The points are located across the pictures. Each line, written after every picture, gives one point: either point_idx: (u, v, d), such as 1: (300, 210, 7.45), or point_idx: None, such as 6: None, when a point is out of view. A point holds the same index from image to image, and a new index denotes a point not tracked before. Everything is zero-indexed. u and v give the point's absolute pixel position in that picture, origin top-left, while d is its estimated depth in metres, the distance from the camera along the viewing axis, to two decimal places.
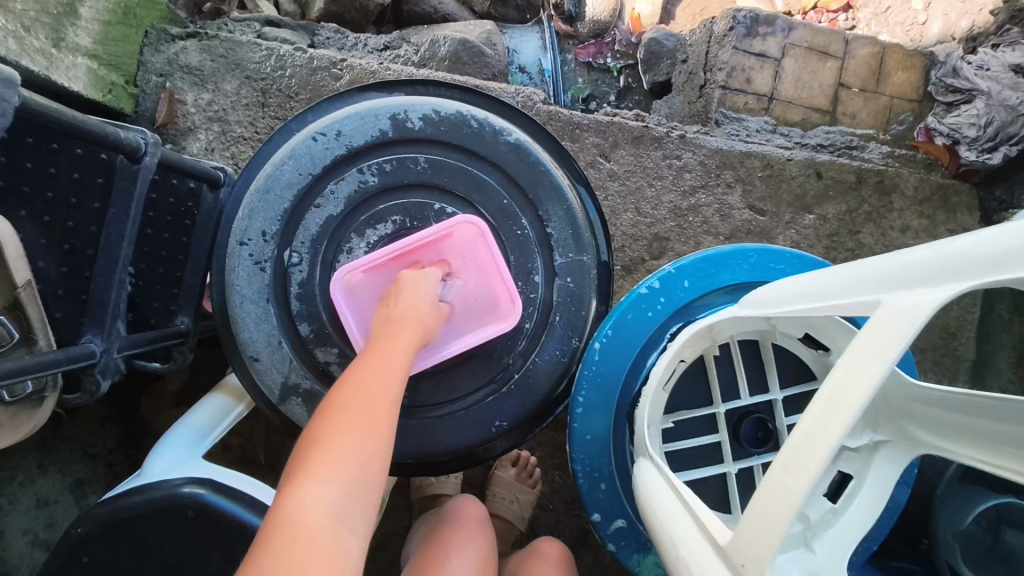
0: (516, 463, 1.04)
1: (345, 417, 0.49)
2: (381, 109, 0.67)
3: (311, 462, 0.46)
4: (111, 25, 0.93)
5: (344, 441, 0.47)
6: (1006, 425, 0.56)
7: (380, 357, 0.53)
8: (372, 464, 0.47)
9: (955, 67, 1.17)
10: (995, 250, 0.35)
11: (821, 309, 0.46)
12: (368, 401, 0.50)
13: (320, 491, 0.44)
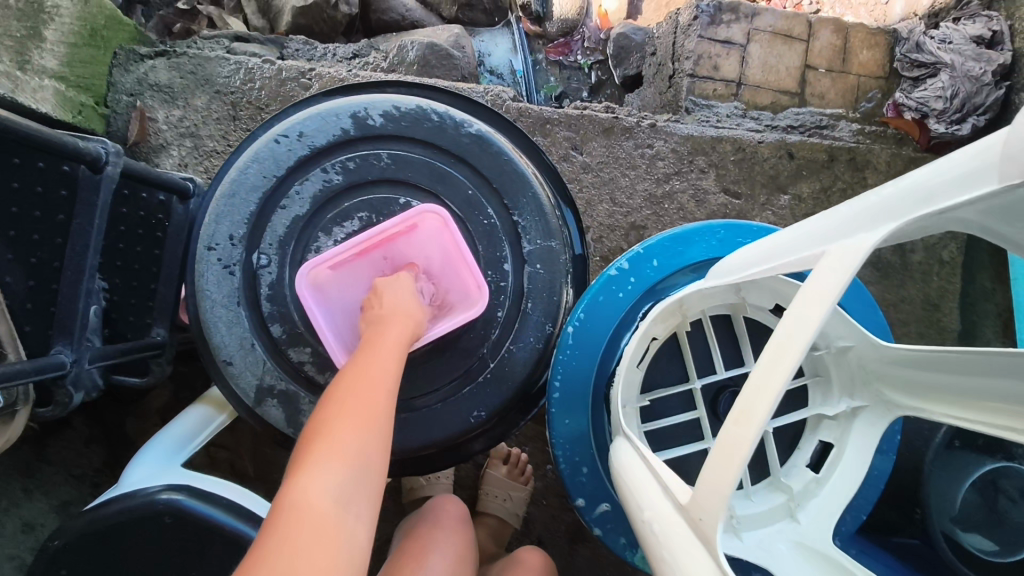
0: (508, 460, 1.04)
1: (346, 408, 0.49)
2: (342, 108, 0.68)
3: (314, 450, 0.46)
4: (78, 47, 0.94)
5: (346, 428, 0.48)
6: (977, 377, 0.56)
7: (376, 352, 0.55)
8: (373, 448, 0.48)
9: (918, 42, 1.18)
10: (930, 185, 0.35)
11: (773, 269, 0.46)
12: (369, 394, 0.51)
13: (323, 477, 0.44)
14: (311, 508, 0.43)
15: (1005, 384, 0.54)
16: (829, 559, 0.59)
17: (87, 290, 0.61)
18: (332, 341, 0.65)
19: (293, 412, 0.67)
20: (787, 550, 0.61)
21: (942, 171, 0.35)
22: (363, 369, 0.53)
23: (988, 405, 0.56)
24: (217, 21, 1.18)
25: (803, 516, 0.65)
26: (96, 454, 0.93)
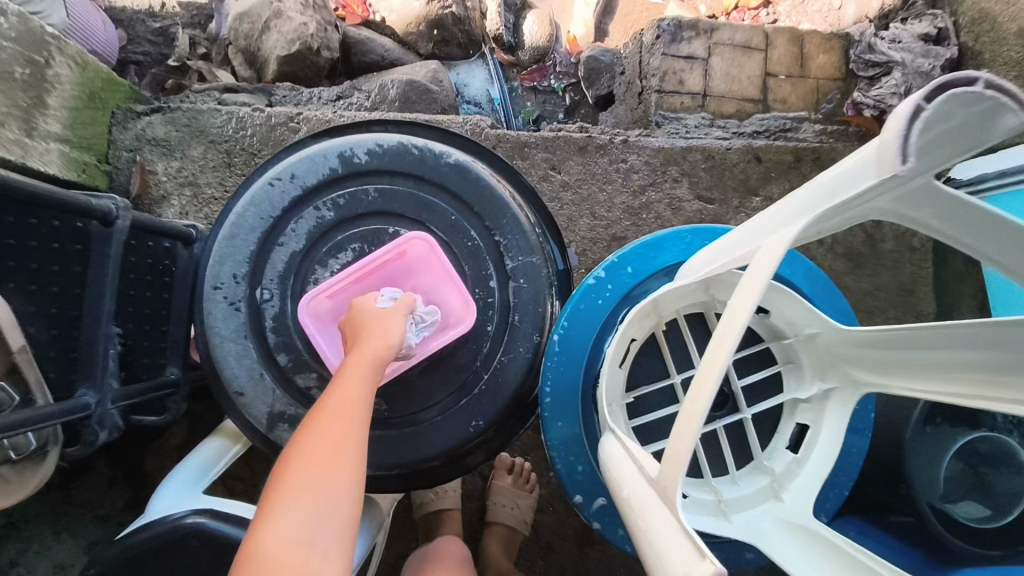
0: (513, 469, 1.08)
1: (306, 450, 0.54)
2: (329, 149, 0.74)
3: (276, 498, 0.51)
4: (79, 110, 1.00)
5: (305, 472, 0.52)
6: (931, 351, 0.60)
7: (341, 384, 0.58)
8: (335, 487, 0.52)
9: (871, 44, 1.24)
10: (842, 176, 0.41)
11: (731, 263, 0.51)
12: (330, 432, 0.55)
13: (283, 525, 0.49)
14: (274, 553, 0.48)
15: (950, 355, 0.59)
16: (810, 531, 0.64)
17: (107, 334, 0.66)
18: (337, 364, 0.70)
19: None
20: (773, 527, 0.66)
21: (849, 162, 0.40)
22: (326, 404, 0.57)
23: (943, 376, 0.60)
24: (208, 74, 1.25)
25: (786, 496, 0.69)
26: (118, 494, 0.97)
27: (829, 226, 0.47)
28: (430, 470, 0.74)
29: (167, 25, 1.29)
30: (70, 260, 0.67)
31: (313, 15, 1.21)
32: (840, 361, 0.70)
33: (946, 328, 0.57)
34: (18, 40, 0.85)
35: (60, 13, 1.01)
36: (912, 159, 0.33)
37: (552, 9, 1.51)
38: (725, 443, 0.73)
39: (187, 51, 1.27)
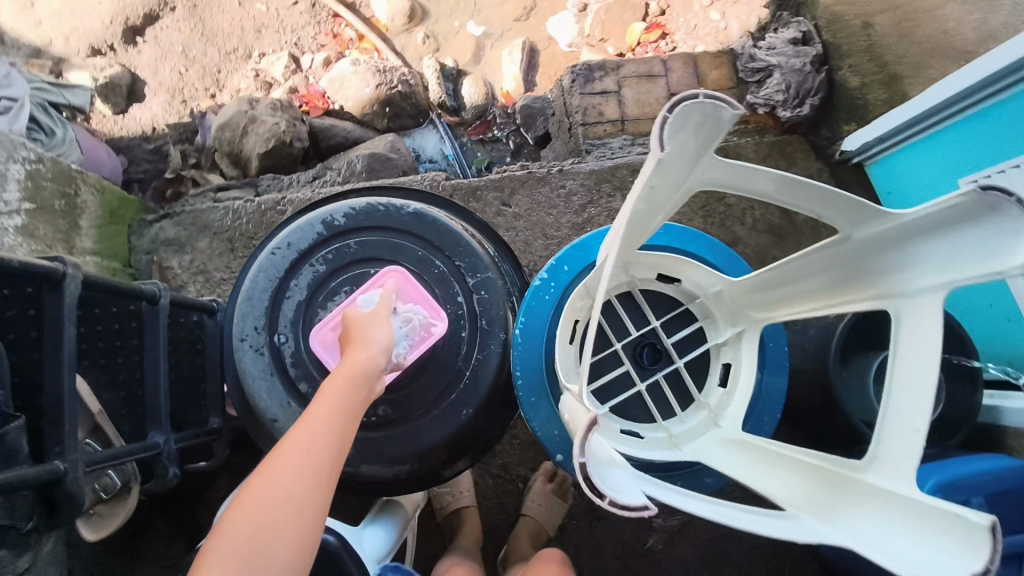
0: (554, 478, 1.22)
1: (288, 450, 0.64)
2: (314, 218, 0.93)
3: (232, 519, 0.60)
4: (104, 227, 1.20)
5: (259, 501, 0.61)
6: (795, 282, 0.79)
7: (312, 424, 0.67)
8: (284, 516, 0.60)
9: (751, 54, 1.48)
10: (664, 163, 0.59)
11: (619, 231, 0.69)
12: (318, 446, 0.66)
13: (231, 544, 0.58)
14: (238, 539, 0.58)
15: (807, 281, 0.77)
16: (745, 443, 0.81)
17: (165, 388, 0.84)
18: None
19: None
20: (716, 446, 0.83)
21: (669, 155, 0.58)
22: (296, 439, 0.66)
23: (807, 299, 0.78)
24: (200, 179, 1.45)
25: (723, 422, 0.87)
26: (180, 543, 1.12)
27: (667, 195, 0.66)
28: (437, 457, 0.92)
29: (160, 145, 1.49)
30: (130, 335, 0.84)
31: (282, 115, 1.43)
32: (740, 306, 0.89)
33: (798, 261, 0.75)
34: (53, 179, 1.06)
35: (76, 153, 1.21)
36: (665, 148, 0.51)
37: (484, 72, 1.74)
38: (669, 390, 0.91)
39: (180, 163, 1.47)
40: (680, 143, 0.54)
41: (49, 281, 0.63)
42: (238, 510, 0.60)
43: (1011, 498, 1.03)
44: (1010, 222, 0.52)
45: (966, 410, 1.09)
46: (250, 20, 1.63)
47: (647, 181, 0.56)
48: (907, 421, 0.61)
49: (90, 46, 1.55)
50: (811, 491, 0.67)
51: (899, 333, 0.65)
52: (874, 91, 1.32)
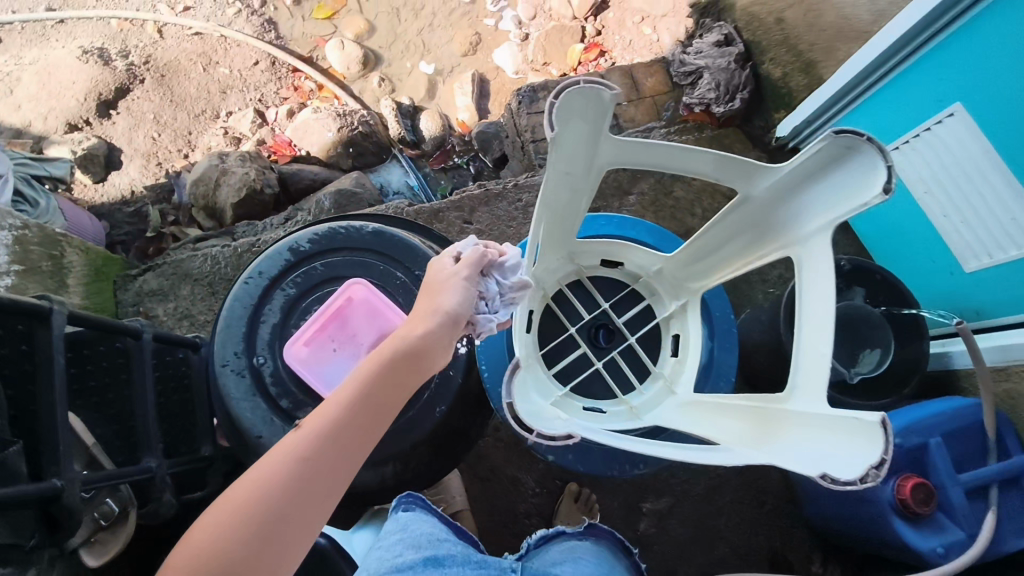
0: (578, 499, 1.28)
1: (293, 443, 0.63)
2: (280, 246, 1.00)
3: (225, 501, 0.59)
4: (91, 284, 1.28)
5: (250, 491, 0.59)
6: (718, 248, 0.87)
7: (327, 421, 0.65)
8: (268, 513, 0.59)
9: (681, 60, 1.58)
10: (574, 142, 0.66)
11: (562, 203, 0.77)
12: (321, 458, 0.63)
13: (214, 527, 0.58)
14: (221, 523, 0.58)
15: (727, 246, 0.85)
16: (696, 401, 0.88)
17: (154, 416, 0.89)
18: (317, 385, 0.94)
19: None
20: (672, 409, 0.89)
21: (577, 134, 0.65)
22: (306, 434, 0.64)
23: (729, 263, 0.86)
24: (179, 234, 1.53)
25: (677, 388, 0.93)
26: None
27: (581, 176, 0.73)
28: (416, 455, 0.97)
29: (140, 207, 1.59)
30: (117, 369, 0.90)
31: (251, 165, 1.53)
32: (678, 280, 0.97)
33: (715, 226, 0.83)
34: (40, 243, 1.14)
35: (59, 219, 1.30)
36: (556, 130, 0.60)
37: (439, 105, 1.85)
38: (626, 365, 0.98)
39: (160, 222, 1.55)
40: (571, 125, 0.63)
41: (38, 316, 0.69)
42: (229, 500, 0.59)
43: (964, 435, 1.09)
44: (867, 158, 0.61)
45: (915, 359, 1.16)
46: (215, 84, 1.74)
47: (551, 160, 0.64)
48: (814, 349, 0.68)
49: (67, 122, 1.62)
50: (746, 430, 0.73)
51: (803, 276, 0.72)
52: (795, 78, 1.45)
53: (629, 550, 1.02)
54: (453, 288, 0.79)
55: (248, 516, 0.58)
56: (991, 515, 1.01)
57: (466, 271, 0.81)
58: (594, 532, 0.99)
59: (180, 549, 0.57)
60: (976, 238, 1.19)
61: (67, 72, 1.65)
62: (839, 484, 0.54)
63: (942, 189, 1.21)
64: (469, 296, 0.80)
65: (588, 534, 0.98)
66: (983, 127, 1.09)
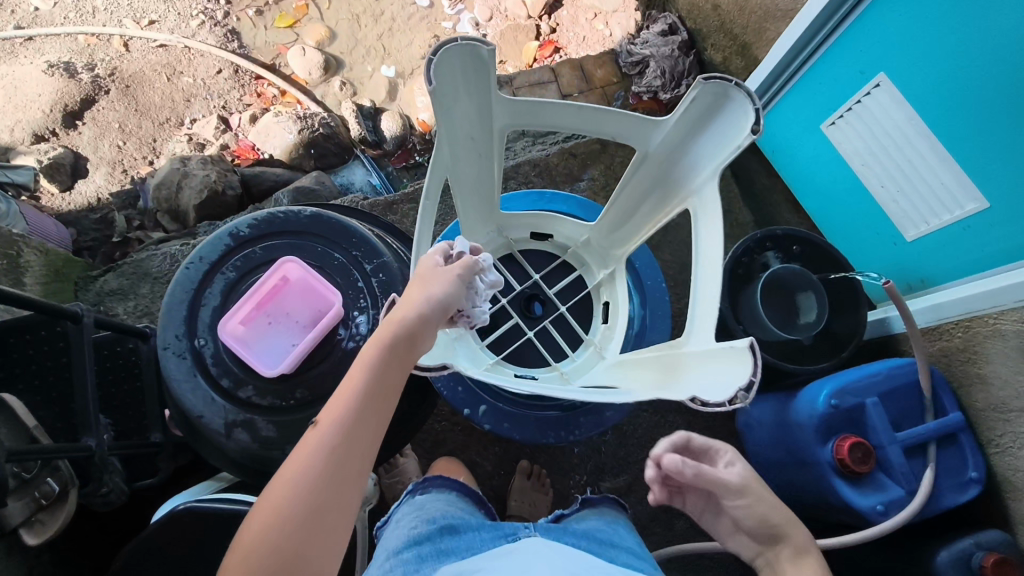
0: (531, 475, 1.29)
1: (317, 434, 0.61)
2: (221, 232, 1.03)
3: (260, 504, 0.58)
4: (49, 283, 1.30)
5: (282, 490, 0.58)
6: (633, 212, 0.90)
7: (342, 409, 0.63)
8: (304, 508, 0.57)
9: (629, 51, 1.64)
10: (462, 105, 0.70)
11: (471, 170, 0.81)
12: (345, 450, 0.60)
13: (255, 532, 0.56)
14: (262, 525, 0.56)
15: (641, 208, 0.88)
16: (621, 363, 0.91)
17: (95, 398, 0.90)
18: (252, 359, 0.97)
19: (253, 431, 0.96)
20: (600, 373, 0.92)
21: (464, 99, 0.70)
22: (324, 423, 0.61)
23: (643, 226, 0.90)
24: (144, 237, 1.56)
25: (607, 353, 0.96)
26: None
27: (482, 138, 0.77)
28: None
29: (105, 213, 1.61)
30: (60, 353, 0.92)
31: (212, 168, 1.57)
32: (603, 249, 1.00)
33: (625, 188, 0.86)
34: None
35: (20, 223, 1.33)
36: (437, 86, 0.64)
37: (400, 106, 1.88)
38: (560, 333, 1.00)
39: (125, 227, 1.59)
40: (454, 83, 0.66)
41: None
42: (265, 503, 0.58)
43: (901, 393, 1.10)
44: (739, 101, 0.65)
45: (853, 327, 1.19)
46: (180, 93, 1.80)
47: (441, 118, 0.67)
48: (708, 291, 0.71)
49: (33, 133, 1.67)
50: (654, 376, 0.75)
51: (699, 224, 0.75)
52: (734, 60, 1.54)
53: (623, 505, 1.03)
54: (440, 275, 0.75)
55: (285, 516, 0.56)
56: (928, 471, 1.02)
57: (460, 269, 0.79)
58: (589, 501, 1.00)
59: (227, 561, 0.56)
60: (911, 207, 1.21)
61: (34, 85, 1.71)
62: (708, 406, 0.57)
63: (876, 160, 1.24)
64: (460, 289, 0.77)
65: (584, 505, 0.99)
66: (906, 95, 1.13)
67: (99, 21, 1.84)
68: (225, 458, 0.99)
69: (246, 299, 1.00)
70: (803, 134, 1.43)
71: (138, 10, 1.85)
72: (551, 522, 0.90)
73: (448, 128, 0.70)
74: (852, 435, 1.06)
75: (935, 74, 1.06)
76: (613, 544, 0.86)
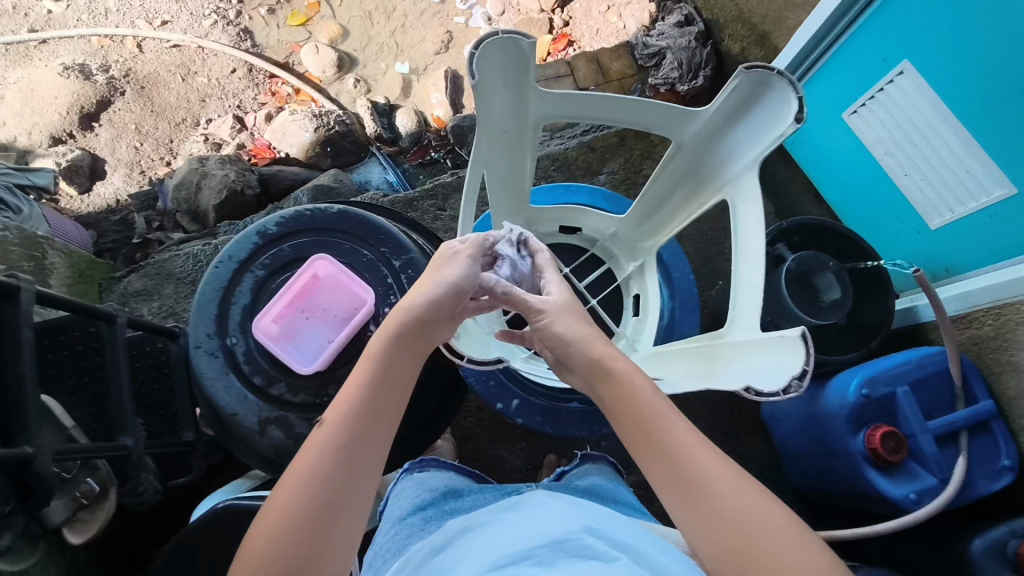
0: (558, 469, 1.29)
1: (326, 432, 0.61)
2: (249, 231, 1.03)
3: (269, 504, 0.58)
4: (74, 285, 1.31)
5: (290, 489, 0.58)
6: (662, 207, 0.90)
7: (349, 404, 0.63)
8: (313, 505, 0.57)
9: (644, 43, 1.63)
10: (497, 100, 0.69)
11: (503, 164, 0.81)
12: (355, 446, 0.61)
13: (265, 531, 0.56)
14: (270, 524, 0.56)
15: (671, 202, 0.88)
16: (655, 354, 0.90)
17: (129, 397, 0.91)
18: (286, 356, 0.98)
19: (288, 429, 0.96)
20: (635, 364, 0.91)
21: (500, 92, 0.69)
22: (332, 420, 0.62)
23: (673, 220, 0.89)
24: (164, 238, 1.55)
25: (639, 345, 0.96)
26: None
27: (516, 131, 0.76)
28: None
29: (125, 215, 1.61)
30: (93, 353, 0.93)
31: (230, 168, 1.57)
32: (631, 244, 1.00)
33: (655, 181, 0.86)
34: (21, 245, 1.17)
35: (43, 225, 1.33)
36: (479, 79, 0.63)
37: (414, 103, 1.88)
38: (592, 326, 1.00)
39: (145, 228, 1.58)
40: (494, 75, 0.66)
41: (7, 292, 0.71)
42: (274, 502, 0.58)
43: (931, 382, 1.10)
44: (782, 91, 0.64)
45: (881, 316, 1.19)
46: (195, 93, 1.80)
47: (481, 110, 0.67)
48: (748, 282, 0.71)
49: (51, 136, 1.68)
50: (694, 367, 0.75)
51: (736, 215, 0.74)
52: (753, 51, 1.54)
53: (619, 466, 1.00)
54: (452, 262, 0.77)
55: (295, 513, 0.56)
56: (961, 460, 1.02)
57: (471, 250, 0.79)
58: (585, 458, 0.97)
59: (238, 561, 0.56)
60: (937, 195, 1.20)
61: (50, 88, 1.72)
62: (764, 396, 0.57)
63: (899, 147, 1.23)
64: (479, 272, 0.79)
65: (583, 461, 0.97)
66: (931, 82, 1.12)
67: (112, 22, 1.84)
68: (258, 456, 0.99)
69: (278, 297, 1.00)
70: (825, 122, 1.42)
71: (150, 10, 1.85)
72: (550, 481, 0.89)
73: (484, 122, 0.69)
74: (884, 425, 1.06)
75: (960, 59, 1.06)
76: (614, 499, 0.84)
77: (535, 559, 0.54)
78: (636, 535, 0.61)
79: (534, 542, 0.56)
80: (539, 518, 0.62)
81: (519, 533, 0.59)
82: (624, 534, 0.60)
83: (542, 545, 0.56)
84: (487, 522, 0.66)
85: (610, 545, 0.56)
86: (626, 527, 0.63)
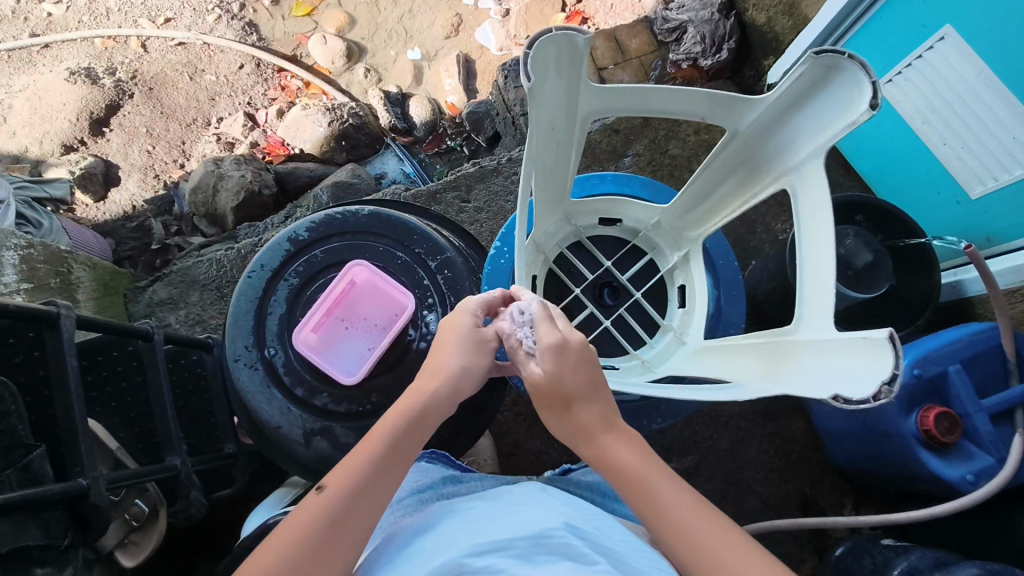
0: None
1: (319, 500, 0.58)
2: (280, 238, 1.00)
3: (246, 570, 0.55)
4: (101, 298, 1.29)
5: (271, 558, 0.55)
6: (712, 195, 0.86)
7: (348, 475, 0.60)
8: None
9: (664, 17, 1.58)
10: (547, 98, 0.65)
11: (550, 161, 0.78)
12: (347, 520, 0.58)
13: None
14: None
15: (721, 190, 0.84)
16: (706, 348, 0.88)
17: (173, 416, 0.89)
18: (331, 368, 0.96)
19: (333, 439, 0.95)
20: (689, 359, 0.88)
21: (552, 87, 0.65)
22: (329, 488, 0.59)
23: (722, 208, 0.86)
24: (183, 243, 1.52)
25: (688, 338, 0.93)
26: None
27: (564, 126, 0.73)
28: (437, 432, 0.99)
29: (142, 221, 1.59)
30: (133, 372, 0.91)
31: (246, 168, 1.54)
32: (677, 234, 0.97)
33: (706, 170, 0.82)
34: (46, 261, 1.15)
35: (64, 239, 1.31)
36: (533, 79, 0.60)
37: (426, 91, 1.82)
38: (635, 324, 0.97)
39: (163, 234, 1.55)
40: (546, 71, 0.62)
41: (47, 322, 0.68)
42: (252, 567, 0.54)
43: (985, 360, 1.07)
44: (851, 74, 0.59)
45: (927, 291, 1.17)
46: (203, 91, 1.76)
47: (533, 109, 0.63)
48: (819, 277, 0.67)
49: (62, 144, 1.66)
50: (759, 365, 0.73)
51: (799, 205, 0.70)
52: (780, 21, 1.48)
53: None
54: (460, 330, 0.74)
55: None
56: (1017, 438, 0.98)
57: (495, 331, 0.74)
58: None
59: None
60: (979, 164, 1.16)
61: (58, 94, 1.69)
62: (854, 403, 0.54)
63: (938, 116, 1.18)
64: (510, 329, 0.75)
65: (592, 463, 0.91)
66: (975, 47, 1.07)
67: (115, 22, 1.80)
68: (303, 467, 0.98)
69: (315, 309, 0.98)
70: None
71: (153, 8, 1.80)
72: (552, 474, 0.85)
73: (535, 121, 0.66)
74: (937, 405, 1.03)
75: (1009, 21, 1.00)
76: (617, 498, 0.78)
77: (514, 551, 0.52)
78: (619, 538, 0.59)
79: (514, 534, 0.55)
80: (521, 509, 0.61)
81: (501, 523, 0.58)
82: (604, 531, 0.59)
83: (521, 538, 0.54)
84: (471, 510, 0.64)
85: (589, 546, 0.54)
86: (611, 524, 0.62)
